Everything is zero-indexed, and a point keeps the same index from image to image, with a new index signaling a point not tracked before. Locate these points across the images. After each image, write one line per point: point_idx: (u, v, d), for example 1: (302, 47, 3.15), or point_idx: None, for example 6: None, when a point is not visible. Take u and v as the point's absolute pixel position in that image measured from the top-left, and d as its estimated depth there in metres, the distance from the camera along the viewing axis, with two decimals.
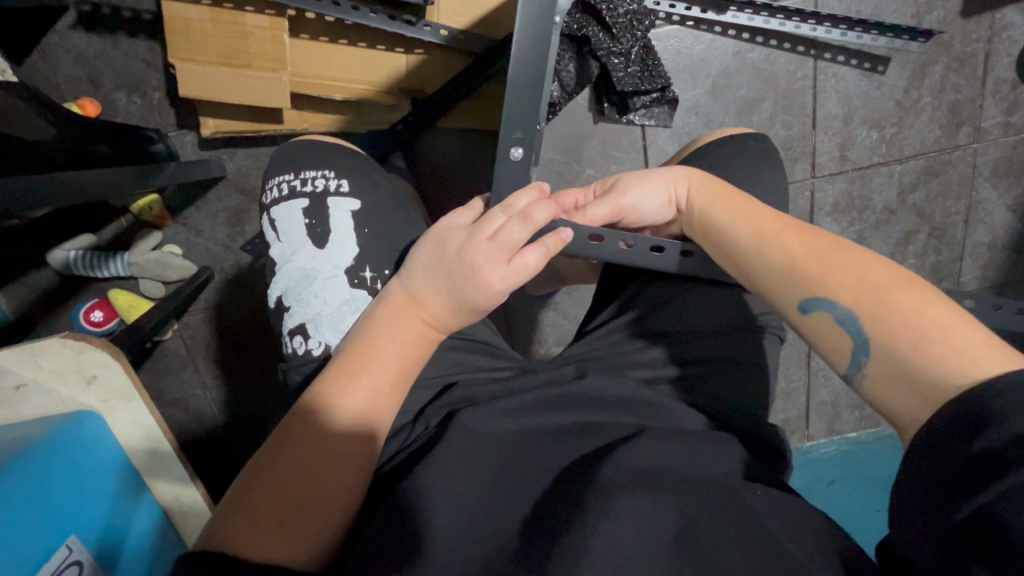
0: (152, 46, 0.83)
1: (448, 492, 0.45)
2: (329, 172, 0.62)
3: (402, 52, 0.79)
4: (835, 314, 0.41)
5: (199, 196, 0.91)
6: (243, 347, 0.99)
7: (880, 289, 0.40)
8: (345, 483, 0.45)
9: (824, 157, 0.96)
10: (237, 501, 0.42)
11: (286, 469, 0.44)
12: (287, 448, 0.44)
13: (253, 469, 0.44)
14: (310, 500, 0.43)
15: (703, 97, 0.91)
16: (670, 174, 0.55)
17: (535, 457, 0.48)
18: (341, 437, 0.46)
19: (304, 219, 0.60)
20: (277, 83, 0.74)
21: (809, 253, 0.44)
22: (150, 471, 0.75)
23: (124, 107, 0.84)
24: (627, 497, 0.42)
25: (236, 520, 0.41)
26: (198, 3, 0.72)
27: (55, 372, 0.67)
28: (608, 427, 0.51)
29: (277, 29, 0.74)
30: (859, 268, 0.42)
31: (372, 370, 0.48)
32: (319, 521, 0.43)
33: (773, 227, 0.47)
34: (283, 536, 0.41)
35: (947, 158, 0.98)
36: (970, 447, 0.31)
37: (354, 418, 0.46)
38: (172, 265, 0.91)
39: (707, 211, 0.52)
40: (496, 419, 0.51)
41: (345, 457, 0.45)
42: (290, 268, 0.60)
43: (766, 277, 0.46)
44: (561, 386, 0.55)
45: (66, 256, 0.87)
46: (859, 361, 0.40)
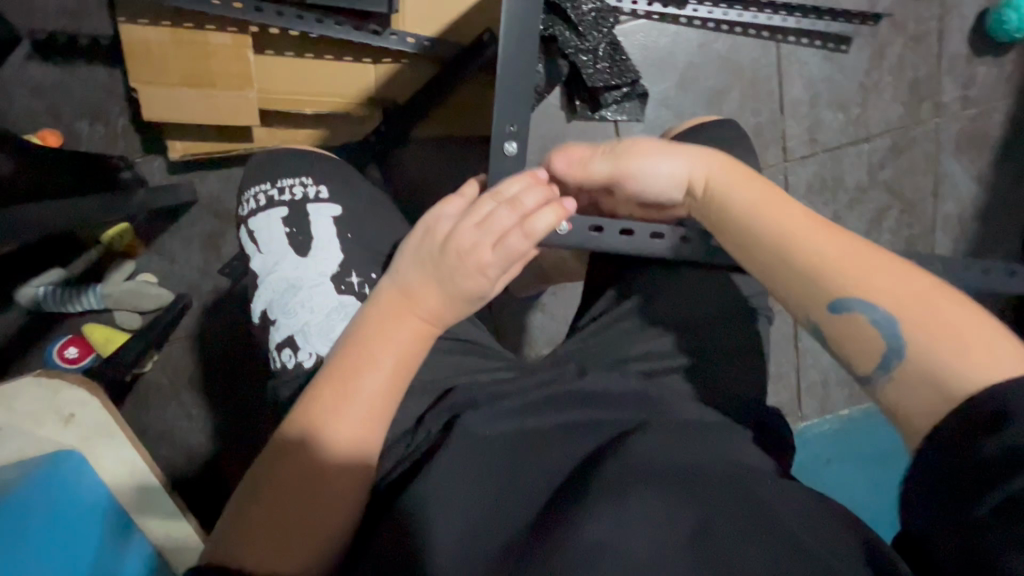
0: (112, 72, 0.81)
1: (451, 506, 0.44)
2: (308, 179, 0.62)
3: (370, 63, 0.79)
4: (873, 318, 0.39)
5: (172, 221, 0.89)
6: (228, 373, 0.96)
7: (921, 299, 0.39)
8: (346, 495, 0.45)
9: (794, 141, 0.98)
10: (245, 518, 0.44)
11: (286, 481, 0.44)
12: (287, 451, 0.45)
13: (254, 483, 0.45)
14: (311, 512, 0.44)
15: (672, 90, 0.92)
16: (692, 155, 0.51)
17: (542, 458, 0.47)
18: (338, 448, 0.45)
19: (285, 228, 0.60)
20: (245, 101, 0.74)
21: (843, 254, 0.42)
22: (138, 508, 0.72)
23: (86, 136, 0.82)
24: (637, 496, 0.41)
25: (243, 539, 0.43)
26: (158, 24, 0.71)
27: (32, 415, 0.65)
28: (606, 427, 0.50)
29: (240, 46, 0.73)
30: (903, 279, 0.40)
31: (369, 381, 0.47)
32: (322, 522, 0.44)
33: (803, 221, 0.44)
34: (292, 535, 0.44)
35: (911, 134, 1.00)
36: (981, 450, 0.32)
37: (352, 428, 0.46)
38: (148, 295, 0.88)
39: (727, 200, 0.48)
40: (496, 423, 0.50)
41: (346, 457, 0.45)
42: (273, 279, 0.59)
43: (792, 273, 0.43)
44: (558, 384, 0.54)
45: (36, 293, 0.84)
46: (889, 363, 0.38)
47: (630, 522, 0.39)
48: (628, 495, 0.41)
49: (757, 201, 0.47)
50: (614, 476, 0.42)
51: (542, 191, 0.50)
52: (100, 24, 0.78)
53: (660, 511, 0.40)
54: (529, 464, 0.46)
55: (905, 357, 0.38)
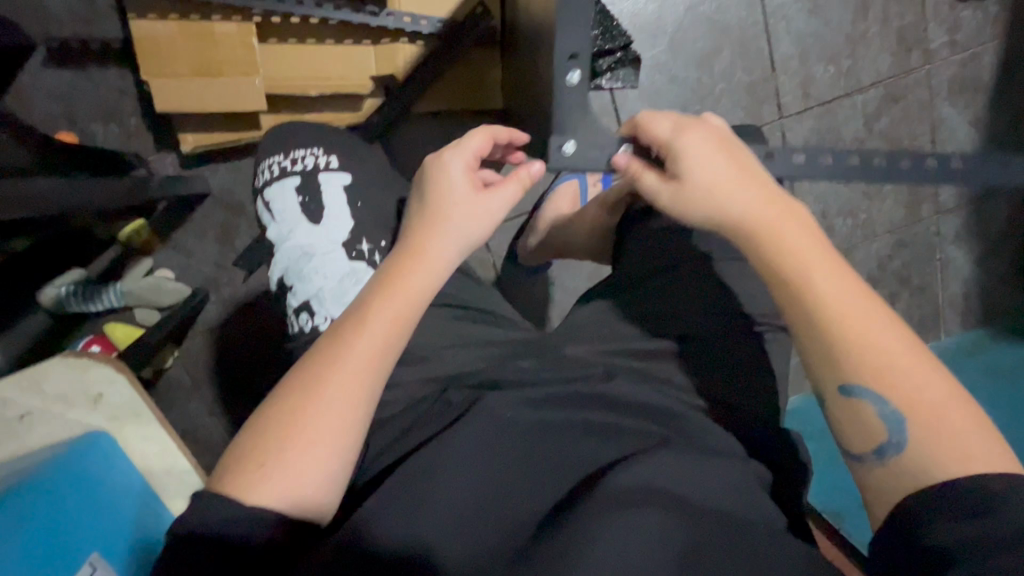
0: (123, 73, 0.84)
1: (460, 491, 0.44)
2: (319, 150, 0.63)
3: (370, 45, 0.81)
4: (880, 411, 0.42)
5: (186, 217, 0.92)
6: (247, 366, 0.97)
7: (935, 407, 0.41)
8: (339, 440, 0.44)
9: (787, 97, 0.99)
10: (243, 446, 0.44)
11: (284, 415, 0.44)
12: (289, 388, 0.46)
13: (254, 422, 0.45)
14: (297, 446, 0.43)
15: (663, 55, 0.95)
16: (790, 205, 0.50)
17: (559, 456, 0.47)
18: (344, 379, 0.45)
19: (298, 198, 0.61)
20: (251, 87, 0.76)
21: (894, 346, 0.43)
22: (166, 490, 0.74)
23: (101, 138, 0.85)
24: (635, 504, 0.41)
25: (239, 467, 0.43)
26: (165, 18, 0.74)
27: (60, 397, 0.65)
28: (630, 434, 0.49)
29: (245, 34, 0.75)
30: (924, 381, 0.42)
31: (380, 317, 0.48)
32: (305, 471, 0.43)
33: (873, 305, 0.44)
34: (272, 475, 0.42)
35: (904, 82, 1.02)
36: (962, 524, 0.36)
37: (360, 361, 0.46)
38: (165, 290, 0.90)
39: (797, 243, 0.47)
40: (519, 407, 0.51)
41: (342, 402, 0.45)
42: (289, 247, 0.60)
43: (843, 330, 0.44)
44: (586, 383, 0.54)
45: (57, 294, 0.85)
46: (885, 451, 0.42)
47: (633, 528, 0.40)
48: (634, 502, 0.42)
49: (795, 249, 0.47)
50: (629, 485, 0.43)
51: (484, 138, 0.57)
52: (110, 28, 0.82)
53: (665, 519, 0.41)
54: (545, 462, 0.46)
55: (902, 451, 0.41)
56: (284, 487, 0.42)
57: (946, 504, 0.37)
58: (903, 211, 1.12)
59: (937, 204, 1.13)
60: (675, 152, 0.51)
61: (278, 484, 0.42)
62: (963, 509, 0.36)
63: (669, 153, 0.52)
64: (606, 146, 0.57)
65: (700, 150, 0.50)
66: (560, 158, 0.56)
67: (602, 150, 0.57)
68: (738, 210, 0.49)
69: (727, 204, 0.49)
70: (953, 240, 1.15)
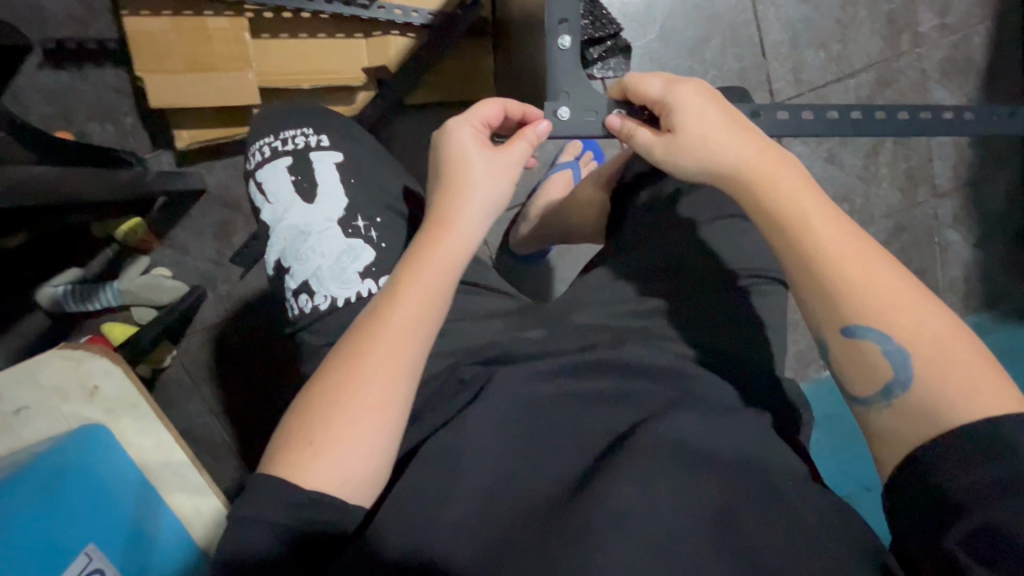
0: (119, 73, 0.85)
1: (478, 464, 0.43)
2: (308, 130, 0.63)
3: (362, 38, 0.82)
4: (884, 349, 0.42)
5: (183, 214, 0.92)
6: (246, 362, 0.97)
7: (939, 338, 0.41)
8: (379, 413, 0.44)
9: (780, 83, 0.99)
10: (285, 432, 0.44)
11: (324, 396, 0.44)
12: (327, 370, 0.46)
13: (298, 405, 0.46)
14: (340, 424, 0.43)
15: (654, 43, 0.95)
16: (790, 160, 0.50)
17: (572, 422, 0.47)
18: (375, 358, 0.45)
19: (291, 176, 0.61)
20: (245, 81, 0.77)
21: (898, 284, 0.43)
22: (167, 483, 0.70)
23: (98, 137, 0.86)
24: (647, 464, 0.42)
25: (285, 453, 0.43)
26: (159, 14, 0.75)
27: (57, 389, 0.66)
28: (643, 398, 0.49)
29: (238, 28, 0.76)
30: (923, 315, 0.42)
31: (409, 294, 0.48)
32: (349, 447, 0.43)
33: (874, 248, 0.45)
34: (319, 455, 0.42)
35: (895, 65, 1.02)
36: (972, 475, 0.36)
37: (392, 336, 0.46)
38: (163, 287, 0.90)
39: (803, 196, 0.48)
40: (531, 380, 0.50)
41: (379, 377, 0.45)
42: (284, 228, 0.60)
43: (847, 273, 0.44)
44: (597, 351, 0.53)
45: (54, 293, 0.86)
46: (892, 390, 0.41)
47: (641, 498, 0.40)
48: (645, 466, 0.41)
49: (793, 192, 0.48)
50: (646, 455, 0.42)
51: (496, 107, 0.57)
52: (105, 28, 0.83)
53: (679, 484, 0.41)
54: (562, 428, 0.46)
55: (909, 388, 0.41)
56: (330, 469, 0.42)
57: (947, 455, 0.38)
58: (899, 194, 1.11)
59: (934, 186, 1.13)
60: (670, 100, 0.52)
61: (324, 467, 0.42)
62: (971, 458, 0.37)
63: (665, 107, 0.53)
64: (599, 111, 0.58)
65: (693, 99, 0.52)
66: (558, 124, 0.57)
67: (596, 115, 0.58)
68: (738, 156, 0.50)
69: (729, 154, 0.50)
70: (951, 223, 1.15)
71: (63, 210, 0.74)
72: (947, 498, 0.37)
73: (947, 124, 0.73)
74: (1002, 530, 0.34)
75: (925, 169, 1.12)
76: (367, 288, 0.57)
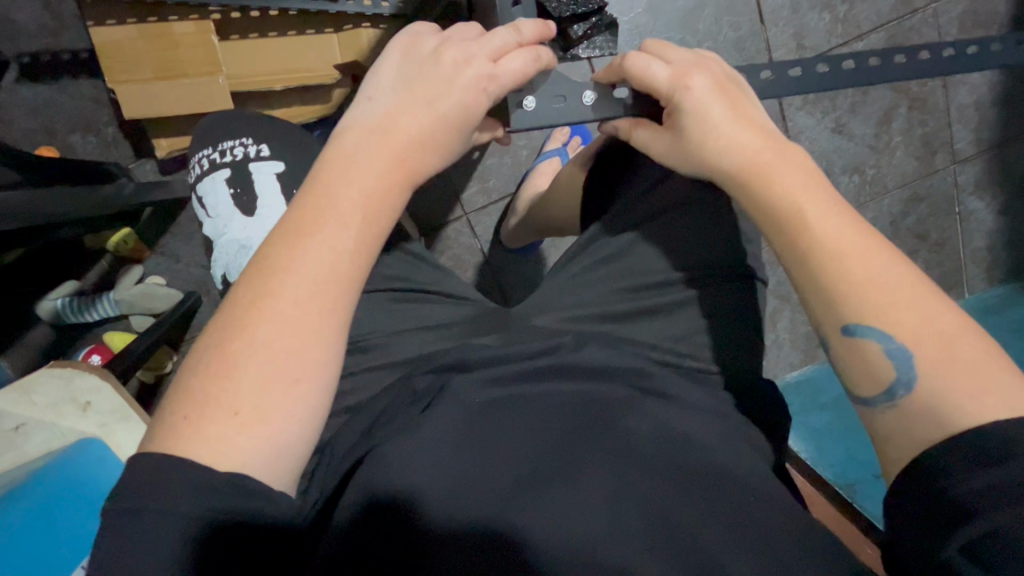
0: (95, 83, 0.85)
1: (433, 469, 0.42)
2: (248, 140, 0.62)
3: (332, 31, 0.78)
4: (885, 348, 0.39)
5: (172, 221, 0.93)
6: None
7: (942, 337, 0.38)
8: (314, 374, 0.39)
9: (780, 50, 0.93)
10: (192, 390, 0.37)
11: (244, 347, 0.38)
12: (253, 312, 0.39)
13: (207, 352, 0.38)
14: (270, 385, 0.37)
15: (642, 16, 0.90)
16: (791, 151, 0.47)
17: (524, 421, 0.45)
18: (307, 302, 0.39)
19: (230, 190, 0.60)
20: (216, 85, 0.76)
21: (901, 281, 0.40)
22: None
23: (81, 149, 0.86)
24: (593, 467, 0.42)
25: (190, 424, 0.36)
26: (124, 23, 0.74)
27: (51, 406, 0.68)
28: (605, 399, 0.47)
29: (204, 32, 0.74)
30: (930, 314, 0.38)
31: (356, 230, 0.42)
32: (277, 413, 0.37)
33: (875, 241, 0.41)
34: (238, 424, 0.36)
35: (908, 23, 0.95)
36: (966, 485, 0.33)
37: (333, 279, 0.41)
38: (157, 295, 0.90)
39: (800, 187, 0.44)
40: (484, 387, 0.48)
41: (315, 324, 0.39)
42: (226, 242, 0.60)
43: (846, 267, 0.41)
44: (557, 355, 0.51)
45: (54, 306, 0.88)
46: (896, 393, 0.38)
47: (575, 503, 0.40)
48: (597, 475, 0.41)
49: (798, 190, 0.44)
50: (608, 466, 0.42)
51: (529, 56, 0.48)
52: (77, 38, 0.82)
53: (639, 496, 0.40)
54: (524, 432, 0.44)
55: (913, 389, 0.37)
56: (261, 440, 0.36)
57: (955, 458, 0.34)
58: (915, 162, 1.04)
59: (953, 152, 1.05)
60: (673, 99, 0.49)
61: (254, 438, 0.36)
62: (978, 459, 0.33)
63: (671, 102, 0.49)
64: (567, 95, 0.57)
65: (701, 102, 0.48)
66: (523, 115, 0.57)
67: (564, 100, 0.57)
68: (742, 153, 0.47)
69: (731, 150, 0.47)
70: (973, 190, 1.08)
71: (54, 227, 0.74)
72: (952, 499, 0.33)
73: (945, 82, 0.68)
74: (1006, 534, 0.31)
75: (943, 133, 1.04)
76: None
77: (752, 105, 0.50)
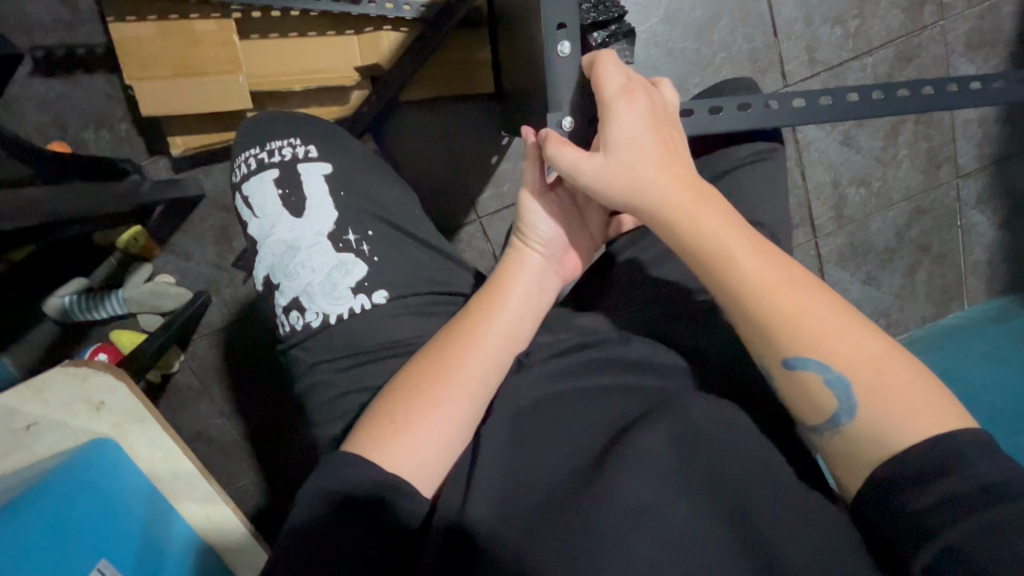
0: (110, 79, 0.84)
1: (495, 466, 0.45)
2: (296, 140, 0.62)
3: (353, 34, 0.78)
4: (825, 378, 0.41)
5: (184, 220, 0.91)
6: (255, 366, 0.98)
7: (875, 362, 0.41)
8: (460, 414, 0.49)
9: (793, 63, 0.95)
10: (370, 424, 0.48)
11: (415, 394, 0.49)
12: (421, 368, 0.51)
13: (390, 393, 0.50)
14: (427, 421, 0.48)
15: (660, 26, 0.91)
16: (710, 194, 0.49)
17: (581, 416, 0.48)
18: (485, 364, 0.52)
19: (277, 190, 0.60)
20: (235, 84, 0.75)
21: (829, 314, 0.42)
22: (175, 493, 0.74)
23: (94, 145, 0.85)
24: (638, 456, 0.43)
25: (374, 440, 0.47)
26: (144, 20, 0.73)
27: (64, 406, 0.66)
28: (658, 394, 0.49)
29: (226, 31, 0.74)
30: (859, 339, 0.41)
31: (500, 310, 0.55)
32: (437, 439, 0.48)
33: (806, 282, 0.44)
34: (408, 448, 0.47)
35: (916, 40, 0.97)
36: (928, 492, 0.37)
37: (489, 344, 0.53)
38: (167, 294, 0.90)
39: (720, 228, 0.46)
40: (539, 382, 0.51)
41: (475, 377, 0.51)
42: (272, 243, 0.60)
43: (773, 304, 0.43)
44: (606, 347, 0.54)
45: (61, 303, 0.87)
46: (840, 420, 0.41)
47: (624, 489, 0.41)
48: (648, 470, 0.42)
49: (720, 226, 0.46)
50: (651, 456, 0.43)
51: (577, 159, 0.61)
52: (93, 33, 0.82)
53: (683, 490, 0.42)
54: (580, 425, 0.47)
55: (855, 416, 0.40)
56: (421, 457, 0.47)
57: (913, 467, 0.38)
58: (919, 176, 1.06)
59: (957, 167, 1.08)
60: (609, 115, 0.50)
61: (416, 456, 0.47)
62: (928, 472, 0.37)
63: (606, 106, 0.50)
64: None
65: (630, 122, 0.49)
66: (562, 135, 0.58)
67: None
68: (663, 189, 0.48)
69: (663, 185, 0.48)
70: (975, 205, 1.10)
71: (66, 225, 0.73)
72: (907, 514, 0.37)
73: (958, 96, 0.70)
74: (961, 548, 0.35)
75: (948, 149, 1.06)
76: (360, 304, 0.58)
77: (679, 137, 0.52)
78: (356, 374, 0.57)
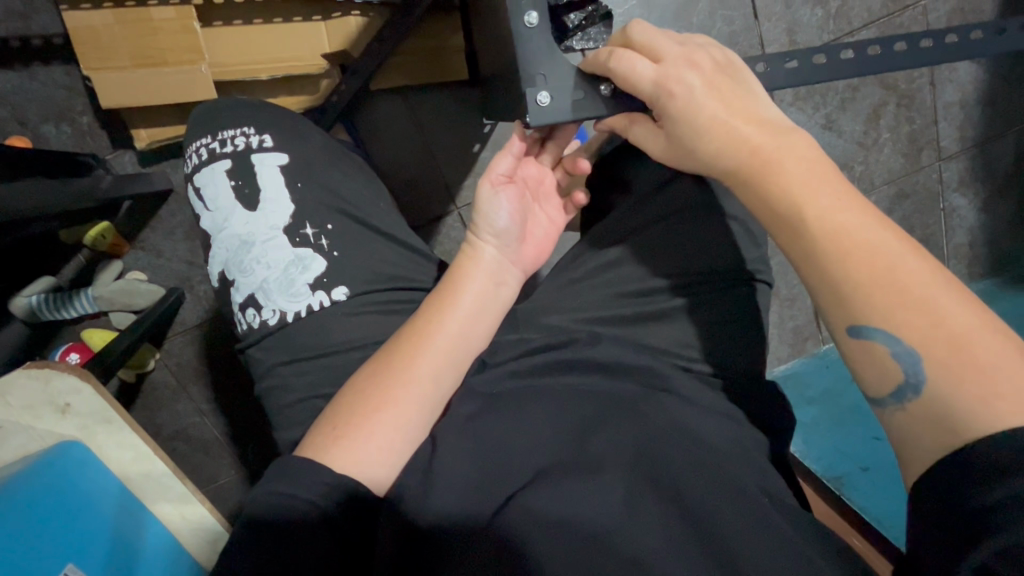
0: (69, 70, 0.81)
1: (456, 463, 0.44)
2: (250, 129, 0.60)
3: (320, 19, 0.76)
4: (892, 350, 0.40)
5: (152, 215, 0.89)
6: (232, 364, 0.97)
7: (953, 338, 0.38)
8: (415, 406, 0.49)
9: (773, 45, 0.93)
10: (343, 419, 0.47)
11: (399, 385, 0.49)
12: (421, 358, 0.50)
13: (386, 379, 0.49)
14: (388, 410, 0.48)
15: (637, 9, 0.88)
16: (789, 152, 0.46)
17: (542, 409, 0.47)
18: (439, 353, 0.51)
19: (230, 182, 0.58)
20: (197, 75, 0.73)
21: (900, 280, 0.40)
22: (147, 494, 0.72)
23: (55, 139, 0.82)
24: (593, 456, 0.43)
25: (329, 436, 0.47)
26: (99, 7, 0.70)
27: (28, 409, 0.63)
28: (626, 394, 0.49)
29: (185, 18, 0.71)
30: (944, 313, 0.38)
31: (456, 309, 0.53)
32: (396, 434, 0.48)
33: (880, 243, 0.41)
34: (371, 446, 0.46)
35: (898, 20, 0.95)
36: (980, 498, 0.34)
37: (441, 346, 0.51)
38: (139, 291, 0.87)
39: (797, 193, 0.44)
40: (501, 380, 0.51)
41: (431, 372, 0.50)
42: (225, 238, 0.58)
43: (841, 274, 0.42)
44: (574, 348, 0.53)
45: (28, 302, 0.84)
46: (905, 395, 0.39)
47: (585, 495, 0.41)
48: (608, 474, 0.42)
49: (795, 186, 0.44)
50: (611, 458, 0.43)
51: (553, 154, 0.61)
52: (50, 22, 0.79)
53: (637, 496, 0.42)
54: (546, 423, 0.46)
55: (922, 393, 0.38)
56: (373, 449, 0.46)
57: (972, 470, 0.35)
58: (901, 159, 1.06)
59: (939, 149, 1.07)
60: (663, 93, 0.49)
61: (374, 448, 0.47)
62: (981, 476, 0.34)
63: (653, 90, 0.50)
64: (584, 93, 0.56)
65: (687, 95, 0.49)
66: (537, 111, 0.55)
67: (583, 96, 0.56)
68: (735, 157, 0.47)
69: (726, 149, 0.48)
70: (956, 187, 1.10)
71: (25, 223, 0.70)
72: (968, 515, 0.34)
73: None
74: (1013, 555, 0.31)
75: (930, 131, 1.05)
76: (318, 301, 0.57)
77: (754, 101, 0.49)
78: (323, 374, 0.56)
